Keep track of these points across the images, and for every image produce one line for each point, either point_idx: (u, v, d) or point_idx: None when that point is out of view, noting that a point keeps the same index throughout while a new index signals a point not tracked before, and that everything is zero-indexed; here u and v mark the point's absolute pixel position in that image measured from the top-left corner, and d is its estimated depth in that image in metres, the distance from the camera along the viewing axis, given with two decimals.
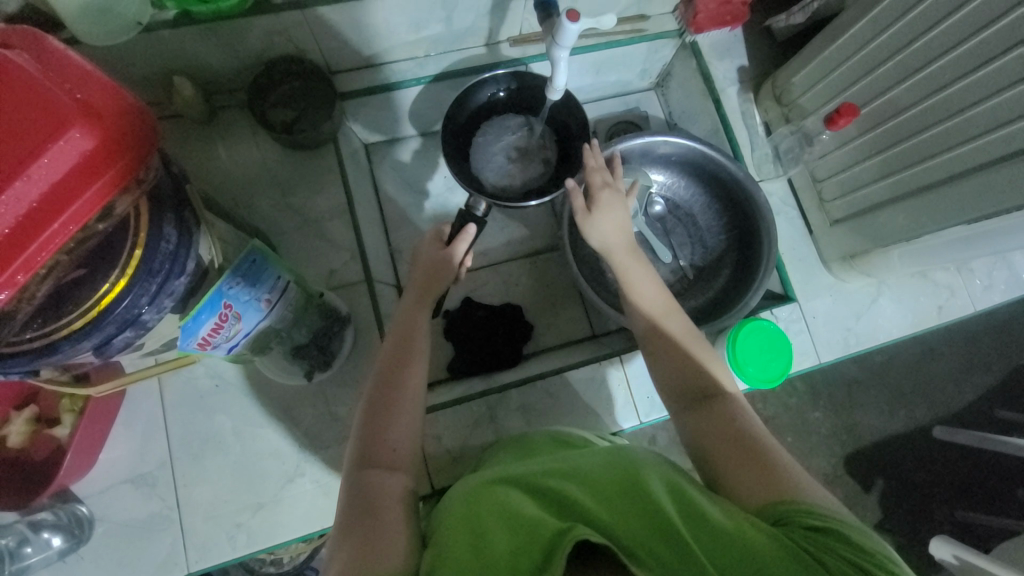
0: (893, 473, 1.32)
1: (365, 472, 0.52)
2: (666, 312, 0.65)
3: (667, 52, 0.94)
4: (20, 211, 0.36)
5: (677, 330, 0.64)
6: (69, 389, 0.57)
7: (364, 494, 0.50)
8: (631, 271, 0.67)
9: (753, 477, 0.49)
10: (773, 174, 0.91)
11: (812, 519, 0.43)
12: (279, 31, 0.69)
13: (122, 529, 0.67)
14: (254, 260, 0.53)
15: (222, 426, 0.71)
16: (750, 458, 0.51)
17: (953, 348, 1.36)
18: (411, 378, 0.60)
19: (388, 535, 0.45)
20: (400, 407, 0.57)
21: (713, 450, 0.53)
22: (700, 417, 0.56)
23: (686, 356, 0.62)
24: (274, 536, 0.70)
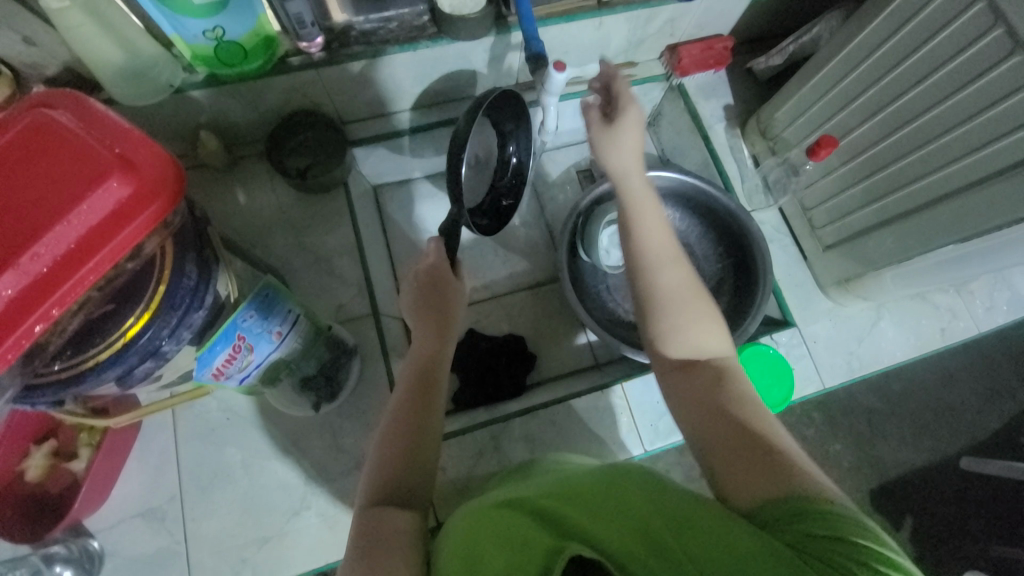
0: (923, 510, 1.28)
1: (376, 509, 0.52)
2: (675, 268, 0.65)
3: (656, 94, 1.01)
4: (59, 252, 0.41)
5: (677, 285, 0.63)
6: (87, 420, 0.59)
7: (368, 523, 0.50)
8: (637, 215, 0.68)
9: (746, 465, 0.48)
10: (765, 203, 0.94)
11: (820, 526, 0.39)
12: (296, 88, 0.77)
13: (130, 564, 0.68)
14: (267, 294, 0.57)
15: (231, 458, 0.73)
16: (748, 448, 0.49)
17: (973, 376, 1.35)
18: (423, 413, 0.61)
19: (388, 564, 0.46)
20: (406, 430, 0.59)
21: (709, 442, 0.52)
22: (690, 404, 0.56)
23: (675, 303, 0.62)
24: (278, 571, 0.69)
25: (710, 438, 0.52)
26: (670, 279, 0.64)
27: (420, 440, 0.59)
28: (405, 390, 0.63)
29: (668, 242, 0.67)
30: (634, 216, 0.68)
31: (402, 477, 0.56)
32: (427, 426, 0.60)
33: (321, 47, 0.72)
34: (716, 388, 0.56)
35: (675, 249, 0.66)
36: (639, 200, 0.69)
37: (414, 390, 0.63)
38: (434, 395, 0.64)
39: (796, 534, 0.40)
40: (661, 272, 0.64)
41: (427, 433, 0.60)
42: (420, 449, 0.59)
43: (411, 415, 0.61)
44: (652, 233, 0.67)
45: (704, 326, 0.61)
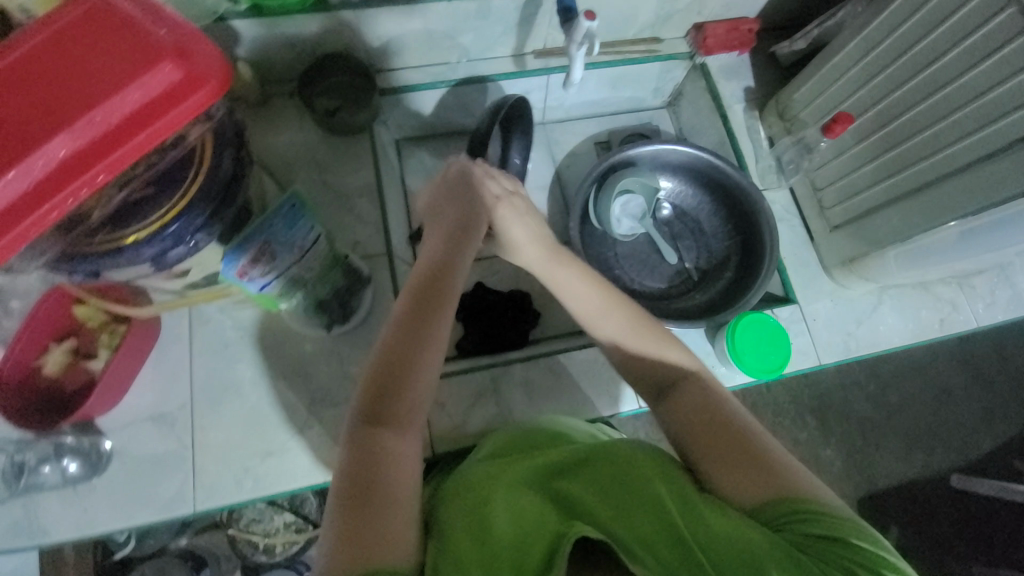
0: (908, 522, 1.34)
1: (372, 433, 0.55)
2: (612, 318, 0.65)
3: (678, 74, 1.02)
4: (114, 121, 0.44)
5: (626, 336, 0.64)
6: (95, 298, 0.65)
7: (365, 445, 0.54)
8: (558, 279, 0.67)
9: (742, 471, 0.53)
10: (777, 183, 0.96)
11: (812, 523, 0.48)
12: (333, 28, 0.80)
13: (137, 463, 0.71)
14: (293, 206, 0.60)
15: (241, 375, 0.75)
16: (742, 452, 0.54)
17: (971, 398, 1.40)
18: (432, 334, 0.60)
19: (388, 525, 0.49)
20: (408, 358, 0.58)
21: (700, 451, 0.56)
22: (678, 410, 0.60)
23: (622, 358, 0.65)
24: (280, 484, 0.73)
25: (703, 450, 0.56)
26: (612, 329, 0.65)
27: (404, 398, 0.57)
28: (388, 342, 0.59)
29: (598, 296, 0.66)
30: (556, 274, 0.67)
31: (400, 403, 0.57)
32: (422, 352, 0.59)
33: None
34: (704, 398, 0.60)
35: (609, 300, 0.66)
36: (554, 259, 0.67)
37: (408, 335, 0.59)
38: (428, 320, 0.60)
39: (793, 533, 0.48)
40: (599, 326, 0.66)
41: (415, 377, 0.58)
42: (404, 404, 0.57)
43: (403, 376, 0.58)
44: (578, 290, 0.66)
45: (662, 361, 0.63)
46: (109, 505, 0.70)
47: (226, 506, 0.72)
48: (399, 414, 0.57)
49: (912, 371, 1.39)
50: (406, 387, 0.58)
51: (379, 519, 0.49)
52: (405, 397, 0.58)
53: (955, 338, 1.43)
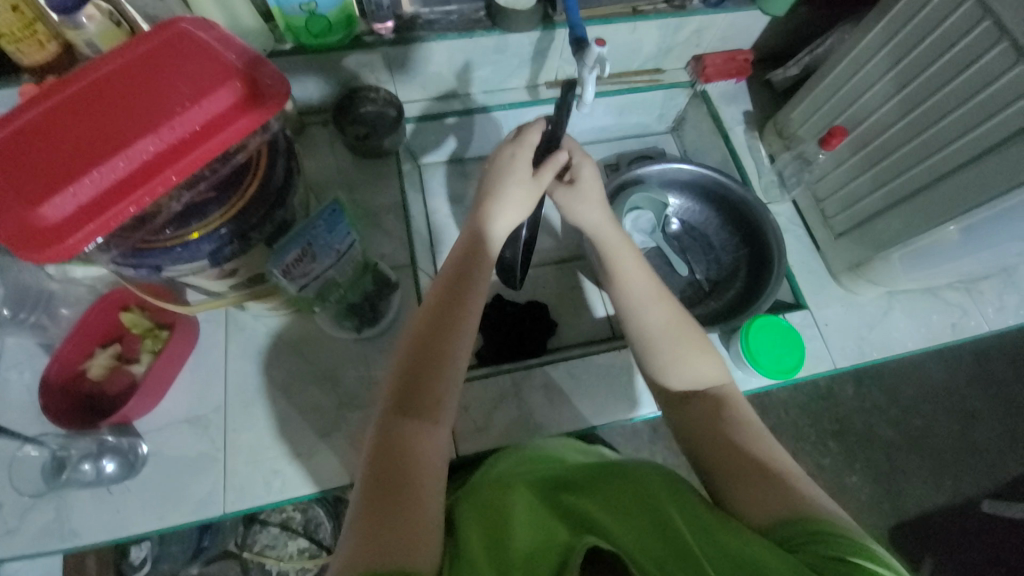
0: (942, 554, 1.29)
1: (401, 418, 0.57)
2: (661, 305, 0.68)
3: (681, 100, 1.10)
4: (188, 130, 0.50)
5: (674, 322, 0.67)
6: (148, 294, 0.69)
7: (394, 429, 0.56)
8: (619, 263, 0.71)
9: (756, 488, 0.54)
10: (780, 197, 1.01)
11: (829, 546, 0.46)
12: (366, 63, 0.88)
13: (171, 464, 0.73)
14: (333, 211, 0.65)
15: (273, 379, 0.79)
16: (758, 471, 0.55)
17: (995, 419, 1.38)
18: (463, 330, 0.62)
19: (411, 509, 0.50)
20: (440, 350, 0.60)
21: (715, 468, 0.58)
22: (693, 421, 0.63)
23: (664, 346, 0.66)
24: (307, 486, 0.74)
25: (719, 465, 0.58)
26: (659, 317, 0.67)
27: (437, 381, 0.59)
28: (416, 334, 0.61)
29: (653, 281, 0.70)
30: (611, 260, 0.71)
31: (432, 392, 0.59)
32: (451, 341, 0.61)
33: (391, 30, 0.84)
34: (716, 417, 0.62)
35: (662, 288, 0.69)
36: (614, 246, 0.72)
37: (440, 333, 0.61)
38: (458, 318, 0.62)
39: (811, 554, 0.46)
40: (649, 311, 0.67)
41: (446, 367, 0.60)
42: (434, 391, 0.59)
43: (437, 362, 0.59)
44: (634, 275, 0.70)
45: (695, 359, 0.66)
46: (141, 505, 0.71)
47: (254, 507, 0.73)
48: (433, 402, 0.58)
49: (933, 391, 1.38)
50: (437, 376, 0.59)
51: (398, 504, 0.50)
52: (434, 388, 0.59)
53: (974, 357, 1.42)
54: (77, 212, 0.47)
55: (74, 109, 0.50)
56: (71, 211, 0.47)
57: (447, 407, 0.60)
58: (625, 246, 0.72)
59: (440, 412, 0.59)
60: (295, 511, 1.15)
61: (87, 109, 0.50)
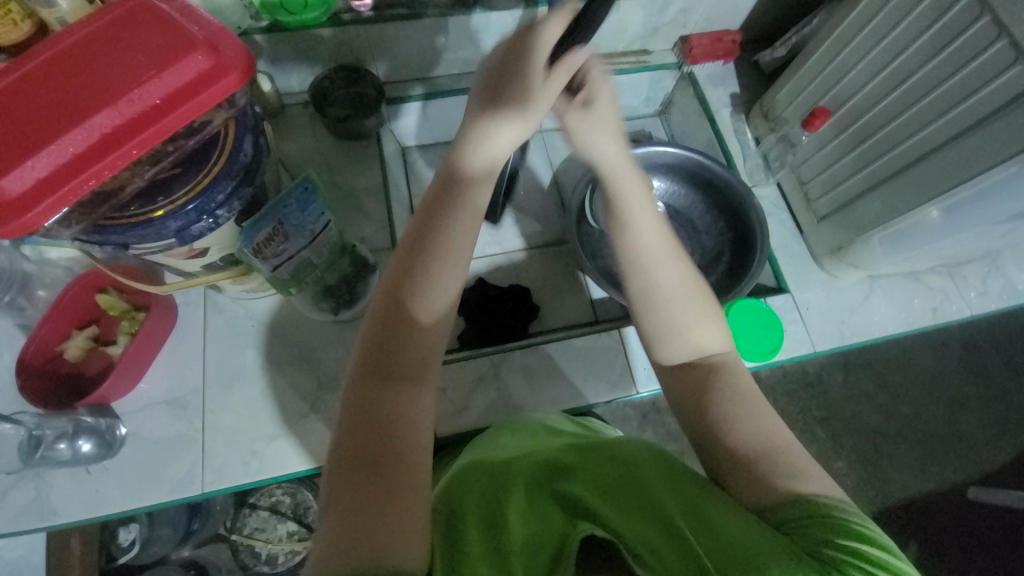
0: (925, 538, 1.31)
1: (383, 386, 0.52)
2: (673, 264, 0.62)
3: (668, 83, 1.09)
4: (149, 104, 0.49)
5: (682, 284, 0.61)
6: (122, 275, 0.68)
7: (373, 398, 0.51)
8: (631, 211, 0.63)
9: (755, 470, 0.52)
10: (765, 180, 1.01)
11: (821, 527, 0.47)
12: (345, 42, 0.87)
13: (149, 445, 0.73)
14: (305, 189, 0.64)
15: (251, 361, 0.78)
16: (761, 453, 0.53)
17: (981, 406, 1.39)
18: (449, 283, 0.56)
19: (398, 490, 0.46)
20: (422, 310, 0.55)
21: (714, 450, 0.56)
22: (693, 394, 0.59)
23: (675, 314, 0.61)
24: (285, 466, 0.74)
25: (716, 448, 0.55)
26: (669, 278, 0.61)
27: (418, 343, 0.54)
28: (394, 295, 0.55)
29: (665, 236, 0.63)
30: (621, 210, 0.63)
31: (414, 357, 0.54)
32: (435, 301, 0.55)
33: (370, 8, 0.83)
34: (720, 392, 0.58)
35: (674, 245, 0.63)
36: (628, 188, 0.63)
37: (421, 288, 0.55)
38: (443, 268, 0.56)
39: (802, 537, 0.47)
40: (659, 273, 0.61)
41: (429, 330, 0.55)
42: (416, 353, 0.54)
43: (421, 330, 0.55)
44: (646, 228, 0.62)
45: (700, 330, 0.61)
46: (119, 485, 0.72)
47: (233, 488, 0.73)
48: (417, 368, 0.54)
49: (920, 378, 1.38)
50: (418, 339, 0.55)
51: (386, 488, 0.46)
52: (419, 353, 0.55)
53: (961, 345, 1.43)
54: (35, 186, 0.46)
55: (32, 80, 0.49)
56: (29, 185, 0.46)
57: (431, 371, 0.55)
58: (637, 191, 0.63)
59: (424, 371, 0.55)
60: (283, 494, 1.12)
61: (46, 82, 0.49)
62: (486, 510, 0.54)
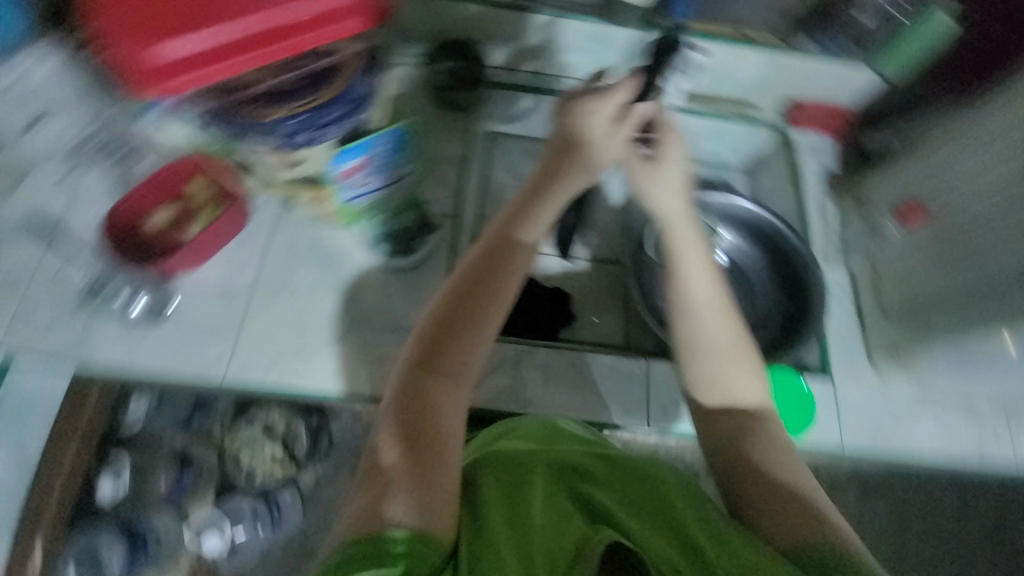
0: None
1: (427, 378, 0.58)
2: (719, 316, 0.64)
3: (764, 142, 1.07)
4: (298, 17, 0.54)
5: (725, 344, 0.63)
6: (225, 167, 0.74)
7: (417, 389, 0.58)
8: (687, 257, 0.65)
9: (782, 513, 0.54)
10: (837, 263, 0.97)
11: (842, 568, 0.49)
12: (472, 17, 0.91)
13: (193, 323, 0.80)
14: (400, 133, 0.68)
15: (300, 278, 0.83)
16: (787, 494, 0.55)
17: None
18: (503, 295, 0.62)
19: (431, 475, 0.53)
20: (476, 315, 0.61)
21: (743, 488, 0.57)
22: (724, 438, 0.61)
23: (713, 365, 0.62)
24: (301, 383, 0.79)
25: (749, 486, 0.57)
26: (716, 328, 0.63)
27: (466, 346, 0.60)
28: (447, 294, 0.62)
29: (716, 287, 0.65)
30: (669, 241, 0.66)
31: (459, 358, 0.60)
32: (489, 305, 0.61)
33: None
34: (757, 435, 0.60)
35: (722, 297, 0.65)
36: (684, 233, 0.66)
37: (480, 291, 0.61)
38: (504, 280, 0.62)
39: None
40: (707, 321, 0.63)
41: (478, 330, 0.61)
42: (461, 354, 0.60)
43: (467, 339, 0.60)
44: (700, 278, 0.64)
45: (737, 383, 0.62)
46: (160, 348, 0.79)
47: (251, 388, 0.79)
48: (459, 368, 0.59)
49: None
50: (465, 338, 0.60)
51: (419, 470, 0.53)
52: (462, 356, 0.60)
53: None
54: (186, 59, 0.52)
55: None
56: (182, 57, 0.52)
57: (472, 370, 0.61)
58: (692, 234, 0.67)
59: (464, 373, 0.60)
60: None
61: None
62: (508, 501, 0.54)
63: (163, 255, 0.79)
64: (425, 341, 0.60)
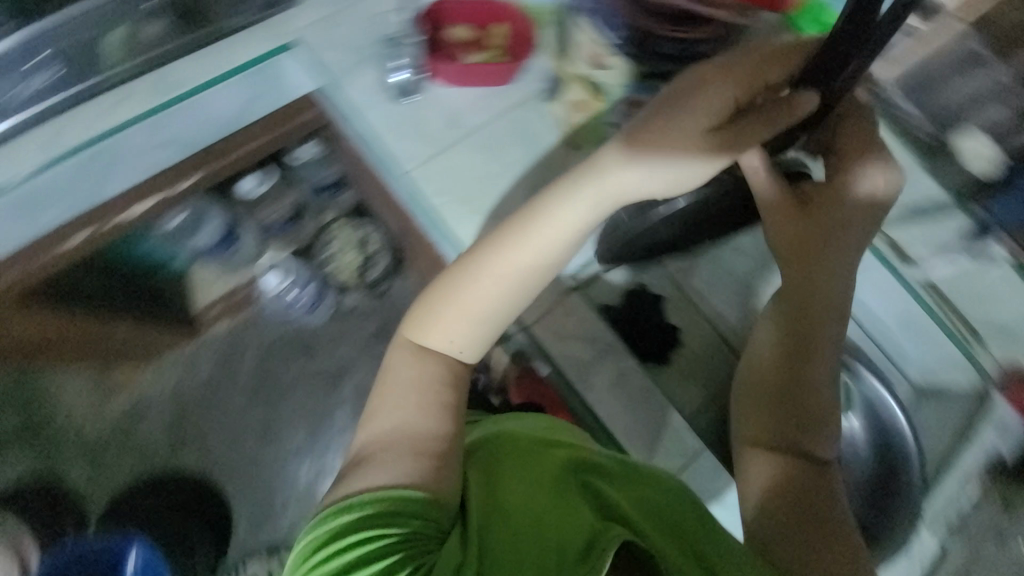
0: None
1: (420, 351, 0.74)
2: (806, 407, 0.72)
3: (960, 378, 0.86)
4: None
5: (789, 436, 0.72)
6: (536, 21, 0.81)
7: (412, 359, 0.73)
8: (814, 353, 0.72)
9: (802, 557, 0.64)
10: (937, 531, 0.88)
11: None
12: None
13: (418, 120, 0.91)
14: None
15: (511, 150, 0.90)
16: (817, 555, 0.64)
17: None
18: (525, 265, 0.73)
19: (411, 431, 0.68)
20: (500, 281, 0.73)
21: (776, 546, 0.66)
22: (773, 502, 0.69)
23: (771, 443, 0.73)
24: (450, 222, 0.87)
25: (794, 555, 0.64)
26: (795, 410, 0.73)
27: (478, 303, 0.73)
28: (512, 245, 0.72)
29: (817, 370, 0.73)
30: (796, 203, 0.70)
31: (460, 327, 0.74)
32: (512, 265, 0.72)
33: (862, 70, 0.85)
34: (810, 512, 0.67)
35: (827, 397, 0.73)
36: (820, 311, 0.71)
37: (521, 246, 0.72)
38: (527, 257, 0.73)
39: None
40: (779, 412, 0.73)
41: (487, 297, 0.73)
42: (450, 331, 0.74)
43: (479, 325, 0.74)
44: (819, 371, 0.73)
45: (801, 473, 0.70)
46: (385, 118, 0.91)
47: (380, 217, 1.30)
48: (448, 345, 0.74)
49: None
50: (477, 306, 0.73)
51: (409, 425, 0.69)
52: (458, 325, 0.74)
53: None
54: None
55: None
56: None
57: (467, 347, 0.75)
58: (698, 144, 0.67)
59: (454, 343, 0.74)
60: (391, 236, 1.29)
61: None
62: (528, 486, 0.65)
63: (439, 58, 0.91)
64: (449, 322, 0.74)
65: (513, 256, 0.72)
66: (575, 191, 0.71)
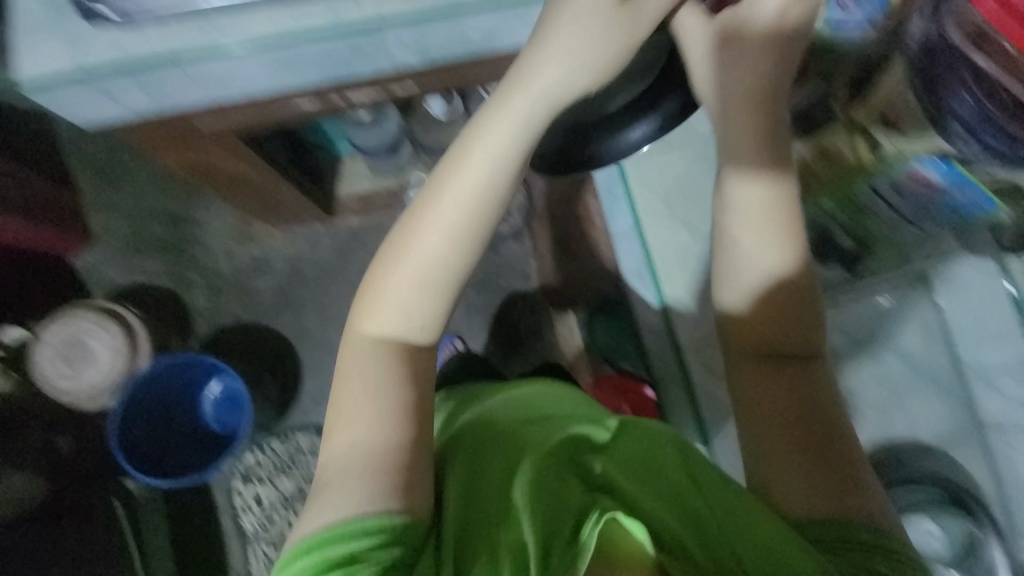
0: None
1: (367, 345, 0.63)
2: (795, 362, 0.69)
3: None
4: None
5: (772, 370, 0.68)
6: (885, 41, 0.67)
7: (349, 365, 0.62)
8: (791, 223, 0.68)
9: (798, 480, 0.64)
10: None
11: (882, 540, 0.60)
12: None
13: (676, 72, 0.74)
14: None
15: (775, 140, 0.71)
16: (816, 448, 0.65)
17: None
18: (492, 186, 0.62)
19: (360, 430, 0.59)
20: (462, 230, 0.62)
21: (775, 479, 0.65)
22: (779, 455, 0.65)
23: (768, 372, 0.68)
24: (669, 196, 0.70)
25: (779, 477, 0.65)
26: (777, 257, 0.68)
27: (392, 290, 0.63)
28: (433, 206, 0.63)
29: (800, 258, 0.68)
30: (770, 85, 0.66)
31: (410, 303, 0.63)
32: (474, 200, 0.62)
33: None
34: (825, 454, 0.65)
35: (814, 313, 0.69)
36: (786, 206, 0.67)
37: (476, 158, 0.62)
38: (478, 188, 0.62)
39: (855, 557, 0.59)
40: (753, 241, 0.68)
41: (449, 259, 0.62)
42: (376, 316, 0.63)
43: (427, 289, 0.63)
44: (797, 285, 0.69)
45: (793, 376, 0.68)
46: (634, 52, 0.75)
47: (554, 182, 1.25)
48: (403, 326, 0.63)
49: None
50: (379, 303, 0.63)
51: (355, 425, 0.60)
52: (406, 305, 0.63)
53: None
54: None
55: None
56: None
57: (411, 329, 0.63)
58: (620, 31, 0.62)
59: (414, 321, 0.63)
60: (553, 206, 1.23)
61: None
62: (517, 479, 0.64)
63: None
64: (383, 304, 0.63)
65: (460, 187, 0.62)
66: (497, 113, 0.62)
